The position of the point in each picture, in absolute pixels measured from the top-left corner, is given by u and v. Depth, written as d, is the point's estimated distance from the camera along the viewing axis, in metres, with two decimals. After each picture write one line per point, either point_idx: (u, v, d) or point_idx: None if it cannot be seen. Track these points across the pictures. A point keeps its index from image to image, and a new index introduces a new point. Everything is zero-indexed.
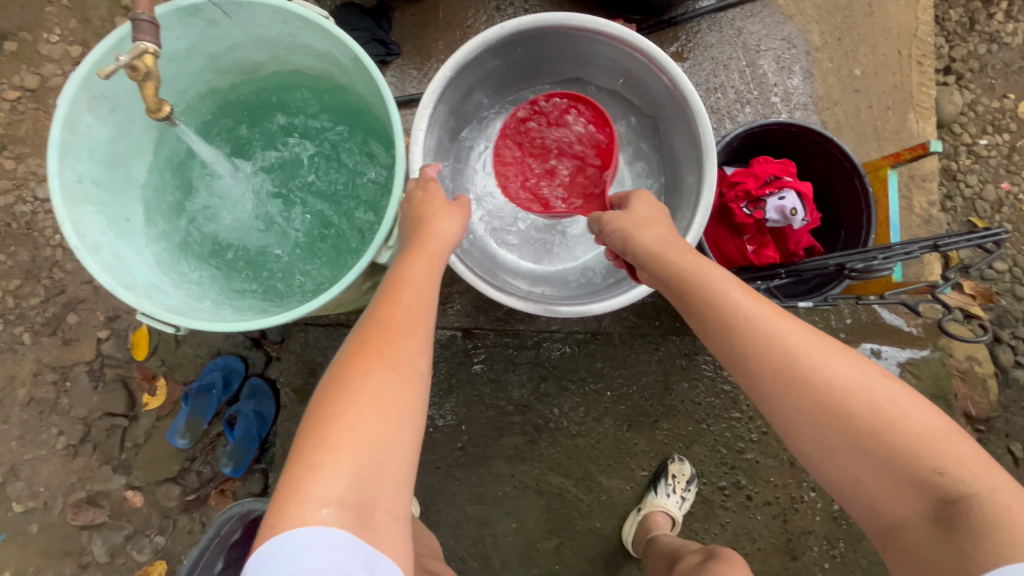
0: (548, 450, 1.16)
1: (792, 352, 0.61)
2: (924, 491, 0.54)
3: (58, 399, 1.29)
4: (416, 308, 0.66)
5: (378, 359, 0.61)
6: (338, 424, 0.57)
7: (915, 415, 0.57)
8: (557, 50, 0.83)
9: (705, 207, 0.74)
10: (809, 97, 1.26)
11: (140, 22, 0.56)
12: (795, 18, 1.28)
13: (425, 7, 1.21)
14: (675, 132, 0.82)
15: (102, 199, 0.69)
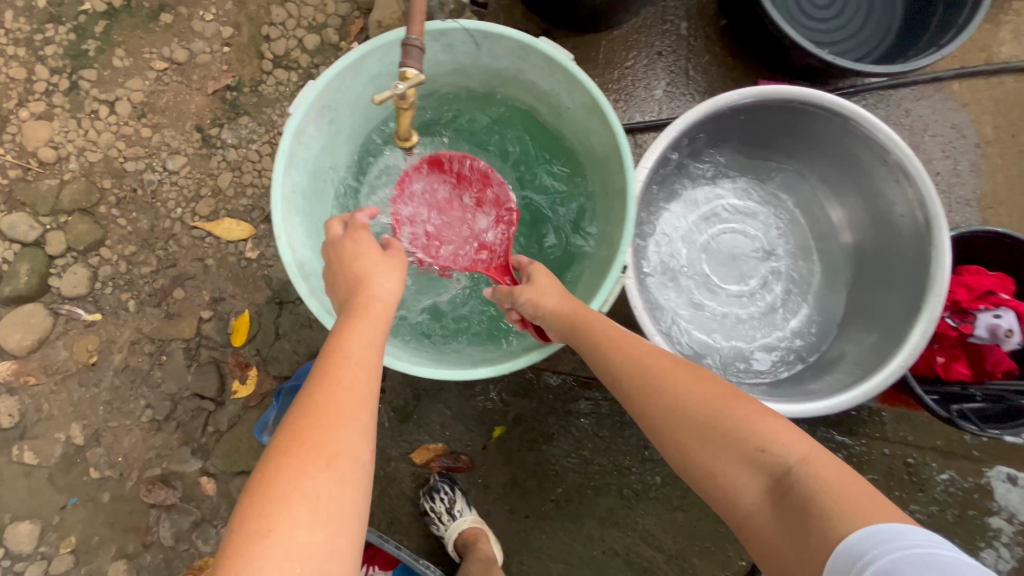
0: (643, 519, 1.10)
1: (670, 390, 0.67)
2: (763, 474, 0.60)
3: (151, 371, 1.28)
4: (360, 384, 0.60)
5: (312, 451, 0.55)
6: (265, 542, 0.50)
7: (784, 445, 0.60)
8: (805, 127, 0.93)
9: (930, 320, 0.79)
10: (973, 192, 1.18)
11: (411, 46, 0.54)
12: (968, 107, 1.20)
13: (585, 42, 1.19)
14: (898, 248, 0.90)
15: (305, 209, 0.75)
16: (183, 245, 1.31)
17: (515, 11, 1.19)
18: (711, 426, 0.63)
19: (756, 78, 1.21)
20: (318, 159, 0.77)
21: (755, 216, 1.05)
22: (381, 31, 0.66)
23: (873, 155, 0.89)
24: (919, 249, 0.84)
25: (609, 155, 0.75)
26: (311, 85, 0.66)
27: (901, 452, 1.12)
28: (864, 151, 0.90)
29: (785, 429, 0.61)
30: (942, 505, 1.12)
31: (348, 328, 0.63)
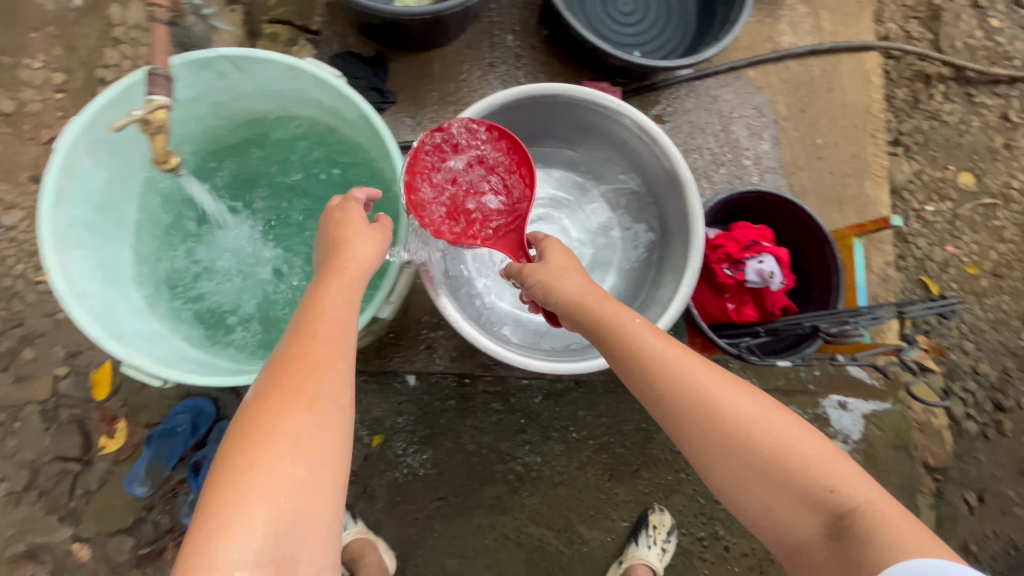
0: (529, 501, 1.15)
1: (712, 403, 0.62)
2: (820, 514, 0.56)
3: (3, 441, 1.19)
4: (338, 336, 0.62)
5: (290, 394, 0.56)
6: (251, 472, 0.51)
7: (852, 486, 0.56)
8: (551, 113, 0.89)
9: (693, 270, 0.78)
10: (777, 162, 1.36)
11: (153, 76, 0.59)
12: (763, 90, 1.39)
13: (420, 59, 1.26)
14: (667, 203, 0.87)
15: (92, 243, 0.76)
16: (28, 302, 1.24)
17: (350, 36, 1.25)
18: (752, 437, 0.59)
19: (581, 80, 1.33)
20: (106, 193, 0.78)
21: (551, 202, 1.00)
22: (130, 70, 0.67)
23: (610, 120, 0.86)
24: (679, 211, 0.82)
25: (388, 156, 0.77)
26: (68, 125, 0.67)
27: None
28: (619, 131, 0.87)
29: (856, 472, 0.57)
30: None
31: (324, 287, 0.66)
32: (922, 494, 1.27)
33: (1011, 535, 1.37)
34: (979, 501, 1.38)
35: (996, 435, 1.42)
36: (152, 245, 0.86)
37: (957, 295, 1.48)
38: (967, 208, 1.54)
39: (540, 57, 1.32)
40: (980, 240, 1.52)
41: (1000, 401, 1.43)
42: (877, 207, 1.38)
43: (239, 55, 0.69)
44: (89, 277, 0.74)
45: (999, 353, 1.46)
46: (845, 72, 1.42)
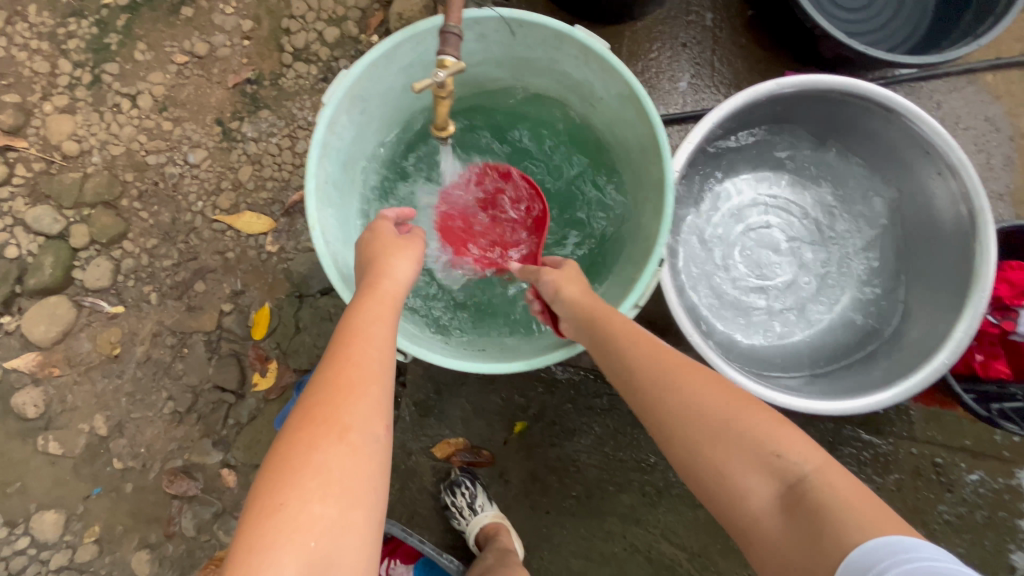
0: (665, 517, 1.09)
1: (671, 390, 0.64)
2: (776, 481, 0.56)
3: (172, 363, 1.29)
4: (369, 359, 0.61)
5: (323, 425, 0.56)
6: (277, 516, 0.51)
7: (799, 453, 0.57)
8: (821, 111, 0.95)
9: (975, 311, 0.81)
10: (1006, 187, 1.16)
11: (450, 34, 0.54)
12: (1002, 99, 1.17)
13: (608, 33, 1.18)
14: (936, 226, 0.91)
15: (335, 201, 0.74)
16: (204, 239, 1.31)
17: (537, 2, 1.18)
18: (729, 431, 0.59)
19: (781, 69, 1.18)
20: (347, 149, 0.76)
21: (784, 207, 1.04)
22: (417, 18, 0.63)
23: (897, 133, 0.90)
24: (959, 230, 0.87)
25: (644, 140, 0.73)
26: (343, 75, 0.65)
27: (930, 452, 1.10)
28: (896, 137, 0.91)
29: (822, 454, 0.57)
30: (971, 506, 1.09)
31: (359, 305, 0.65)
32: None
33: None
34: None
35: None
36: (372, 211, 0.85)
37: None
38: None
39: (737, 41, 1.19)
40: None
41: None
42: None
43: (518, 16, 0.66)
44: (336, 234, 0.73)
45: None
46: None
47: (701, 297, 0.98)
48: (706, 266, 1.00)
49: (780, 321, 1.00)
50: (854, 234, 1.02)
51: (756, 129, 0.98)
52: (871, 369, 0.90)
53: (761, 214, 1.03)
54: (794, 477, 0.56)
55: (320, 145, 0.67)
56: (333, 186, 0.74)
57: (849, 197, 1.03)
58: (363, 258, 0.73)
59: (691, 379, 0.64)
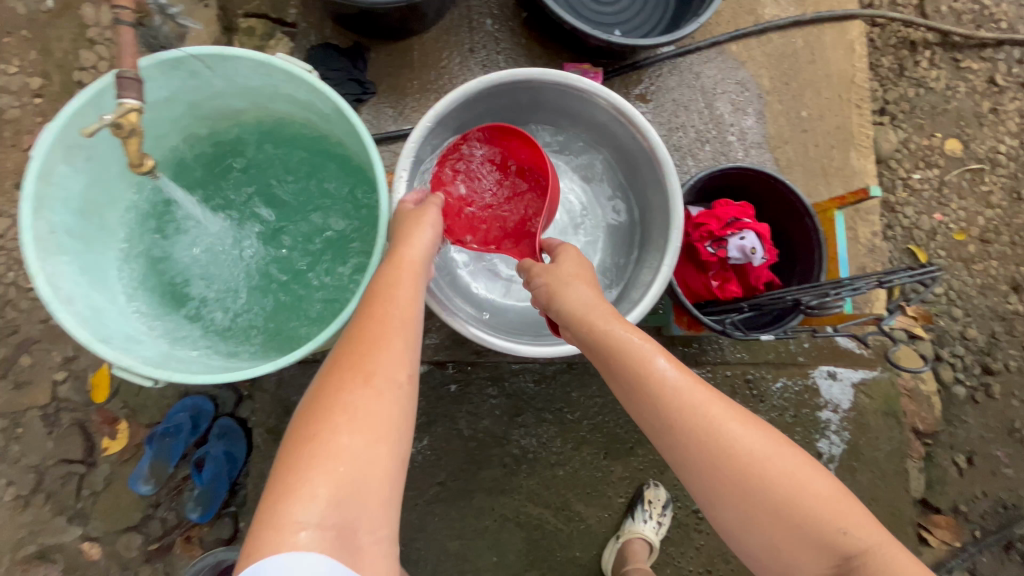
0: (527, 481, 1.17)
1: (723, 440, 0.66)
2: (828, 551, 0.61)
3: (7, 446, 1.21)
4: (396, 320, 0.68)
5: (357, 375, 0.63)
6: (314, 444, 0.58)
7: (861, 530, 0.61)
8: (524, 102, 0.89)
9: (672, 248, 0.79)
10: (761, 137, 1.36)
11: (124, 80, 0.61)
12: (746, 64, 1.38)
13: (399, 48, 1.25)
14: (646, 180, 0.86)
15: (75, 249, 0.77)
16: (22, 309, 1.24)
17: (325, 26, 1.23)
18: (799, 488, 0.63)
19: (562, 62, 1.32)
20: (85, 198, 0.79)
21: None
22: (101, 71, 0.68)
23: (586, 104, 0.85)
24: (657, 184, 0.83)
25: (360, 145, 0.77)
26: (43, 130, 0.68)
27: (741, 370, 1.27)
28: (586, 108, 0.85)
29: (865, 517, 0.62)
30: (780, 410, 1.27)
31: (384, 275, 0.72)
32: (912, 458, 1.29)
33: (1000, 494, 1.40)
34: (967, 463, 1.41)
35: (984, 398, 1.44)
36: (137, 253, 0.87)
37: (945, 262, 1.49)
38: (954, 175, 1.54)
39: (519, 40, 1.31)
40: (967, 206, 1.53)
41: (988, 365, 1.45)
42: (863, 178, 1.39)
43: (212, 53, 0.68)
44: (75, 282, 0.75)
45: (987, 317, 1.48)
46: (828, 42, 1.41)
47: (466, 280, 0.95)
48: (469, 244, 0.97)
49: None
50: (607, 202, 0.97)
51: (490, 123, 0.92)
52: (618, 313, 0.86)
53: None
54: (851, 550, 0.60)
55: (34, 199, 0.70)
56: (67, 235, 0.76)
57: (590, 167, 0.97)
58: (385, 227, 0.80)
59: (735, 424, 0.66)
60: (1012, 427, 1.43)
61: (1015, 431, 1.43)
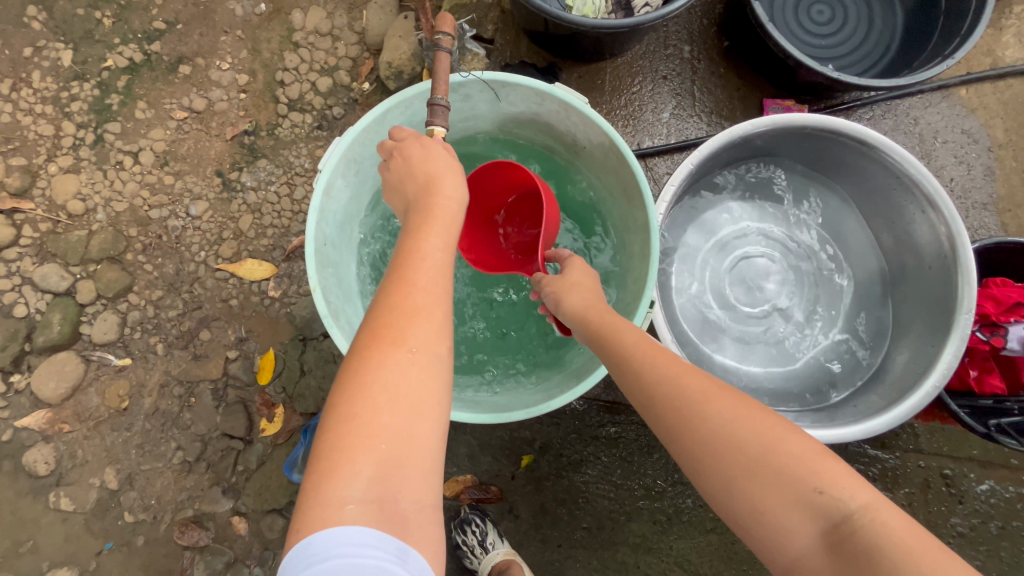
0: (678, 544, 1.09)
1: (697, 408, 0.61)
2: (817, 518, 0.53)
3: (180, 413, 1.31)
4: (434, 284, 0.60)
5: (395, 345, 0.56)
6: (352, 420, 0.53)
7: (843, 489, 0.53)
8: (784, 146, 0.89)
9: (960, 335, 0.75)
10: (987, 196, 1.19)
11: (435, 107, 0.70)
12: (977, 111, 1.21)
13: (591, 70, 1.22)
14: (915, 246, 0.85)
15: (334, 258, 0.83)
16: (207, 287, 1.34)
17: (521, 44, 1.23)
18: (770, 446, 0.57)
19: (761, 97, 1.22)
20: (345, 210, 0.86)
21: (761, 235, 0.98)
22: (403, 86, 0.74)
23: (860, 155, 0.85)
24: (938, 256, 0.81)
25: (626, 186, 0.78)
26: (337, 145, 0.76)
27: (938, 464, 1.10)
28: (866, 164, 0.85)
29: (848, 475, 0.54)
30: (983, 517, 1.09)
31: (413, 233, 0.64)
32: None
33: None
34: None
35: None
36: (375, 264, 0.93)
37: None
38: None
39: (716, 70, 1.23)
40: None
41: None
42: None
43: (496, 79, 0.74)
44: (334, 292, 0.81)
45: None
46: None
47: (692, 320, 0.94)
48: (698, 289, 0.96)
49: (775, 345, 0.95)
50: (855, 274, 0.95)
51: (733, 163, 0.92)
52: (868, 397, 0.84)
53: (756, 248, 0.97)
54: (838, 513, 0.53)
55: (318, 209, 0.77)
56: (331, 247, 0.82)
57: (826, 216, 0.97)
58: (405, 177, 0.69)
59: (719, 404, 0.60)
60: None
61: None
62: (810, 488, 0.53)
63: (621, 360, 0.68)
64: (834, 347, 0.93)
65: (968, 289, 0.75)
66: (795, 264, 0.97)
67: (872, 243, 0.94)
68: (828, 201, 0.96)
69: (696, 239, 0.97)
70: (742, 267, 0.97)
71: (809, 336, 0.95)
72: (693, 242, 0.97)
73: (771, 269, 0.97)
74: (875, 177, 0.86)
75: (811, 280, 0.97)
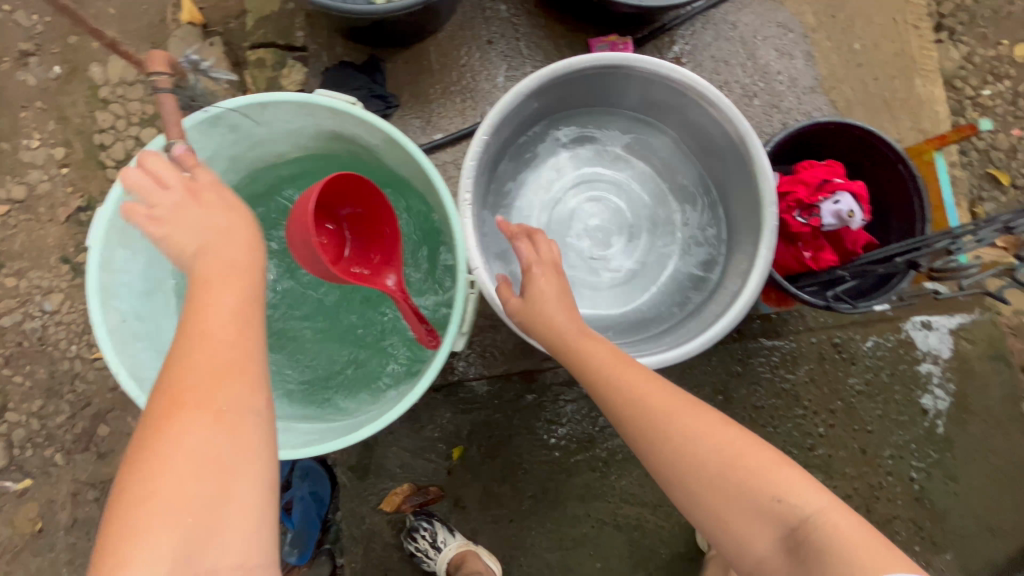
0: (620, 483, 1.13)
1: (669, 422, 0.65)
2: (777, 525, 0.59)
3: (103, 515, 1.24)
4: (223, 344, 0.56)
5: (199, 411, 0.53)
6: (151, 493, 0.50)
7: (800, 497, 0.60)
8: (571, 91, 0.89)
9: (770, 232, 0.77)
10: (814, 79, 1.25)
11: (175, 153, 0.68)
12: (786, 2, 1.26)
13: (414, 53, 1.18)
14: (721, 153, 0.88)
15: (143, 333, 0.81)
16: (90, 381, 1.25)
17: (334, 43, 1.17)
18: (731, 457, 0.62)
19: (586, 38, 1.21)
20: (145, 280, 0.84)
21: (587, 183, 1.03)
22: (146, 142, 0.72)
23: (639, 81, 0.86)
24: (740, 156, 0.82)
25: (418, 173, 0.78)
26: (99, 220, 0.74)
27: (827, 334, 1.19)
28: (647, 88, 0.87)
29: (801, 482, 0.61)
30: (875, 370, 1.19)
31: (206, 295, 0.59)
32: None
33: None
34: None
35: None
36: None
37: None
38: None
39: (537, 21, 1.21)
40: None
41: None
42: (932, 106, 1.27)
43: (248, 103, 0.72)
44: (151, 367, 0.79)
45: None
46: None
47: None
48: (542, 251, 1.01)
49: (628, 283, 1.00)
50: (681, 193, 1.01)
51: (533, 122, 0.94)
52: (713, 305, 0.86)
53: (586, 196, 1.02)
54: (793, 519, 0.59)
55: (100, 289, 0.75)
56: (136, 320, 0.81)
57: (641, 146, 1.01)
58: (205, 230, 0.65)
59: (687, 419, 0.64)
60: None
61: None
62: (771, 493, 0.60)
63: (593, 379, 0.70)
64: (682, 267, 0.98)
65: (767, 182, 0.78)
66: (626, 201, 1.02)
67: (687, 161, 0.98)
68: (637, 130, 1.00)
69: (528, 206, 1.00)
70: (577, 218, 1.01)
71: (659, 265, 1.00)
72: (526, 208, 1.00)
73: (606, 212, 1.02)
74: (662, 97, 0.89)
75: (646, 211, 1.02)
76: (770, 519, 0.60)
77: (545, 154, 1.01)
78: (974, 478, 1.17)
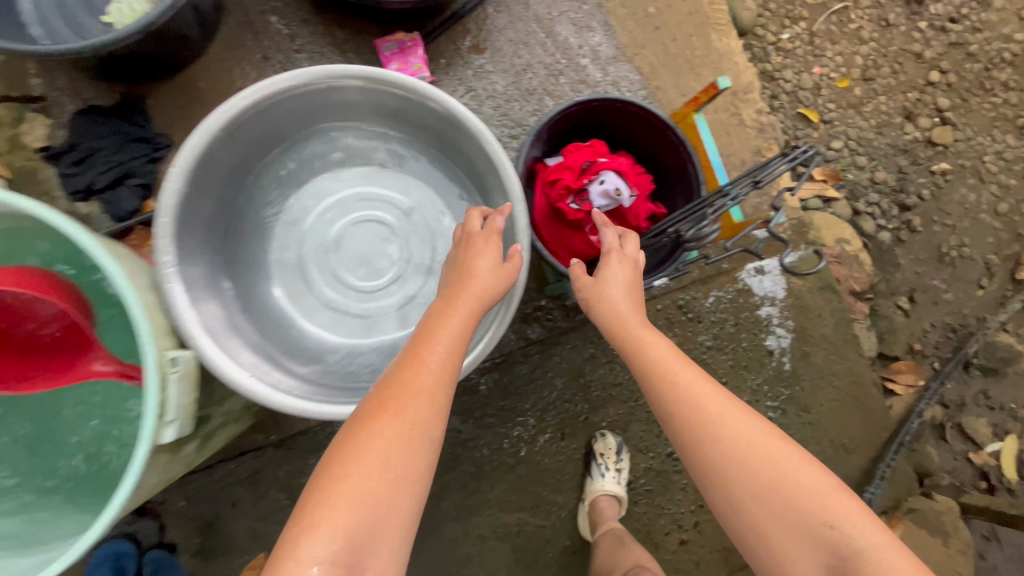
0: (493, 493, 1.10)
1: (720, 426, 0.65)
2: (825, 551, 0.59)
3: None
4: (442, 365, 0.65)
5: (393, 417, 0.60)
6: (343, 484, 0.55)
7: (856, 529, 0.59)
8: (292, 113, 0.84)
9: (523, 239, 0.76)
10: (615, 49, 1.24)
11: None
12: None
13: (179, 83, 1.06)
14: (467, 150, 0.86)
15: None
16: None
17: (78, 86, 1.02)
18: (746, 458, 0.63)
19: (371, 40, 1.13)
20: None
21: (345, 204, 0.96)
22: None
23: (355, 91, 0.82)
24: (481, 150, 0.81)
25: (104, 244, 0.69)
26: None
27: (671, 298, 1.20)
28: (368, 95, 0.83)
29: (856, 511, 0.60)
30: (720, 324, 1.22)
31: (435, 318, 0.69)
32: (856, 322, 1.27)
33: (947, 320, 1.44)
34: (910, 302, 1.43)
35: (909, 235, 1.46)
36: None
37: (835, 114, 1.47)
38: (821, 21, 1.50)
39: (315, 28, 1.12)
40: (842, 49, 1.50)
41: (904, 202, 1.46)
42: (731, 58, 1.30)
43: None
44: None
45: (891, 155, 1.48)
46: None
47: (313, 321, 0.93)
48: (303, 287, 0.94)
49: (407, 305, 0.95)
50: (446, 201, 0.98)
51: (261, 151, 0.88)
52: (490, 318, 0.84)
53: (347, 220, 0.96)
54: (846, 551, 0.58)
55: None
56: None
57: (394, 157, 0.97)
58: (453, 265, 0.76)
59: (739, 422, 0.65)
60: (942, 253, 1.46)
61: (946, 256, 1.46)
62: (815, 517, 0.59)
63: (652, 375, 0.70)
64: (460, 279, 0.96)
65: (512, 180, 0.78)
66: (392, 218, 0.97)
67: (443, 165, 0.95)
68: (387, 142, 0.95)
69: (291, 241, 0.94)
70: (340, 243, 0.95)
71: (438, 280, 0.96)
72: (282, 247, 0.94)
73: (371, 233, 0.97)
74: (391, 104, 0.85)
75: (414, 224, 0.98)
76: (818, 544, 0.59)
77: (290, 181, 0.94)
78: (822, 405, 1.25)
